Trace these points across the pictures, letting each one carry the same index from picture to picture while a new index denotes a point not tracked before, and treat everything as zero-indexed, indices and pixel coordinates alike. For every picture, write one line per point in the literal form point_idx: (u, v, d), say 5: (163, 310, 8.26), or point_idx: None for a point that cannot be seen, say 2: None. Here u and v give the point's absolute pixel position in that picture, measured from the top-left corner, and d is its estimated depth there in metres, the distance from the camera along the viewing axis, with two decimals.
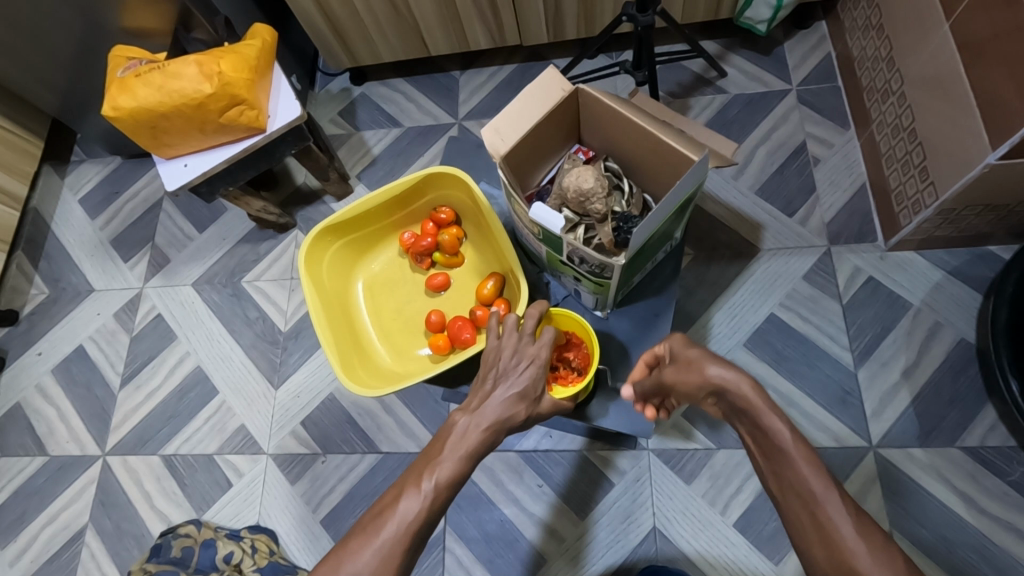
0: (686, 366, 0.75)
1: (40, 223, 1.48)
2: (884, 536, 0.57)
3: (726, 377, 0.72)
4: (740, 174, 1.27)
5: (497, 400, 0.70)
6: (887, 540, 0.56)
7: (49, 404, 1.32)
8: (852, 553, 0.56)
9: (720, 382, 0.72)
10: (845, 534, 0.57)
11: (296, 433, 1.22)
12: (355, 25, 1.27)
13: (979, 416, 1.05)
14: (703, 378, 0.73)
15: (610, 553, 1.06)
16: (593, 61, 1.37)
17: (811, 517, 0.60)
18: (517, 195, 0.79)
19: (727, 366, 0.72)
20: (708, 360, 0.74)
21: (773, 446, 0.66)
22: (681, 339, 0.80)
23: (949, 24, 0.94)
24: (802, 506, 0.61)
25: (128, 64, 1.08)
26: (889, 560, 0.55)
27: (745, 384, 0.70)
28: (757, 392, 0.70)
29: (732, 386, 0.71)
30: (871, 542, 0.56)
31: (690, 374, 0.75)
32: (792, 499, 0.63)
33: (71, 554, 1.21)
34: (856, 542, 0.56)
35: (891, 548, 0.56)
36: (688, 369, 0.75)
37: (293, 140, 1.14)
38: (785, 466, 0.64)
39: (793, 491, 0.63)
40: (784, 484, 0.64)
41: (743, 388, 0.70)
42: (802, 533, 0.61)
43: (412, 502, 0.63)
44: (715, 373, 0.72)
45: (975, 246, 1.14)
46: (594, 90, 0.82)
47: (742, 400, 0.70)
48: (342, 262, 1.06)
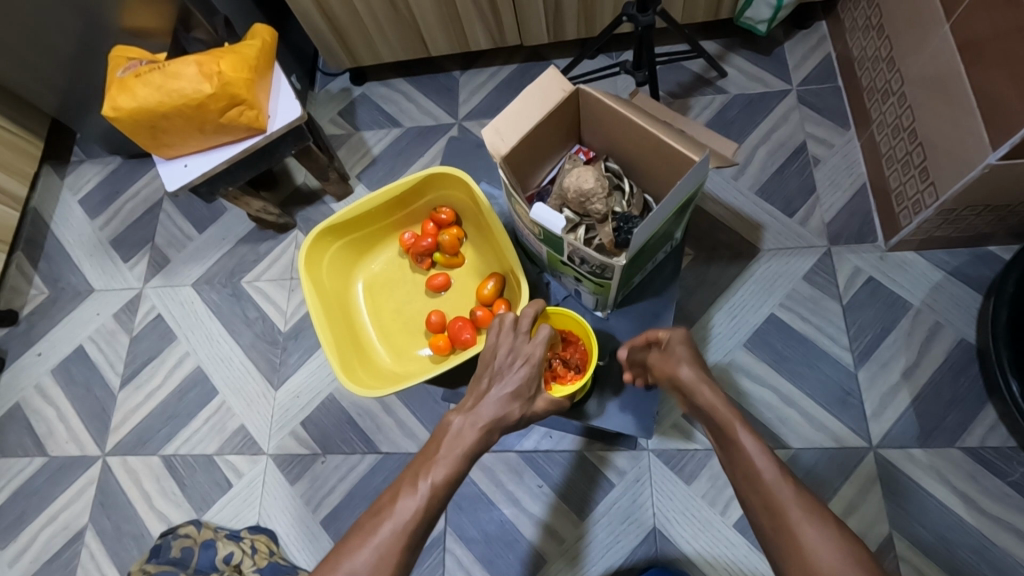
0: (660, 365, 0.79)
1: (40, 223, 1.47)
2: (826, 511, 0.59)
3: (692, 378, 0.76)
4: (740, 175, 1.27)
5: (492, 399, 0.71)
6: (827, 514, 0.59)
7: (49, 404, 1.32)
8: (795, 524, 0.59)
9: (686, 380, 0.76)
10: (790, 508, 0.60)
11: (296, 433, 1.22)
12: (355, 24, 1.26)
13: (980, 417, 1.05)
14: (672, 376, 0.77)
15: (611, 553, 1.06)
16: (593, 62, 1.37)
17: (759, 496, 0.63)
18: (518, 195, 0.79)
19: (692, 365, 0.77)
20: (681, 361, 0.78)
21: (727, 437, 0.69)
22: (684, 333, 0.81)
23: (950, 24, 0.94)
24: (751, 488, 0.64)
25: (129, 64, 1.08)
26: (829, 530, 0.57)
27: (705, 382, 0.75)
28: (715, 390, 0.74)
29: (695, 386, 0.75)
30: (816, 521, 0.58)
31: (664, 368, 0.79)
32: (747, 490, 0.65)
33: (71, 554, 1.21)
34: (799, 513, 0.59)
35: (831, 521, 0.58)
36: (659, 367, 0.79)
37: (293, 140, 1.14)
38: (740, 458, 0.66)
39: (744, 473, 0.65)
40: (738, 470, 0.67)
41: (706, 390, 0.74)
42: (754, 515, 0.64)
43: (409, 502, 0.63)
44: (684, 373, 0.76)
45: (975, 246, 1.14)
46: (594, 90, 0.82)
47: (703, 397, 0.74)
48: (342, 262, 1.06)
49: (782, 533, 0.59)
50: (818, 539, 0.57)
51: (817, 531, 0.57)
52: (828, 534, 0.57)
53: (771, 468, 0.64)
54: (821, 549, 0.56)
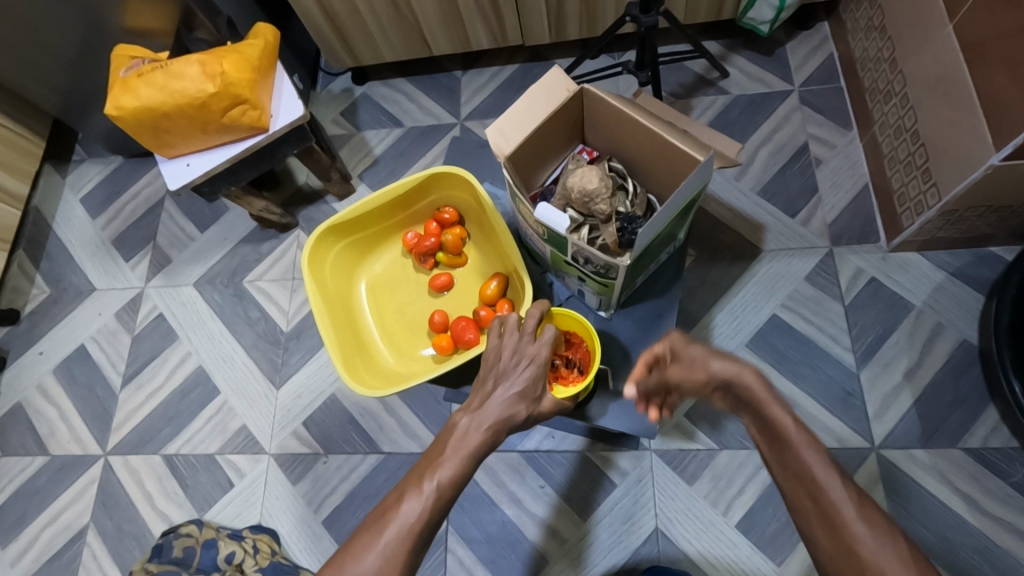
0: (688, 367, 0.73)
1: (41, 222, 1.47)
2: (892, 525, 0.54)
3: (730, 371, 0.70)
4: (742, 175, 1.27)
5: (498, 400, 0.70)
6: (893, 528, 0.54)
7: (51, 404, 1.32)
8: (858, 539, 0.53)
9: (727, 375, 0.69)
10: (852, 521, 0.54)
11: (298, 433, 1.22)
12: (357, 24, 1.26)
13: (981, 418, 1.05)
14: (708, 373, 0.71)
15: (612, 554, 1.06)
16: (595, 62, 1.37)
17: (815, 504, 0.57)
18: (522, 195, 0.79)
19: (730, 359, 0.70)
20: (713, 355, 0.71)
21: (777, 435, 0.63)
22: (681, 334, 0.76)
23: (953, 25, 0.94)
24: (805, 494, 0.58)
25: (131, 64, 1.08)
26: (898, 549, 0.52)
27: (750, 374, 0.68)
28: (762, 383, 0.67)
29: (735, 379, 0.69)
30: (877, 531, 0.53)
31: (694, 371, 0.72)
32: (794, 487, 0.60)
33: (72, 554, 1.21)
34: (859, 526, 0.54)
35: (896, 535, 0.53)
36: (692, 364, 0.72)
37: (295, 140, 1.14)
38: (788, 454, 0.61)
39: (797, 477, 0.60)
40: (789, 473, 0.61)
41: (747, 380, 0.68)
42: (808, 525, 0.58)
43: (414, 504, 0.63)
44: (719, 367, 0.70)
45: (977, 247, 1.14)
46: (599, 90, 0.82)
47: (749, 392, 0.67)
48: (345, 262, 1.06)
49: (844, 547, 0.54)
50: (882, 558, 0.52)
51: (883, 549, 0.52)
52: (896, 553, 0.52)
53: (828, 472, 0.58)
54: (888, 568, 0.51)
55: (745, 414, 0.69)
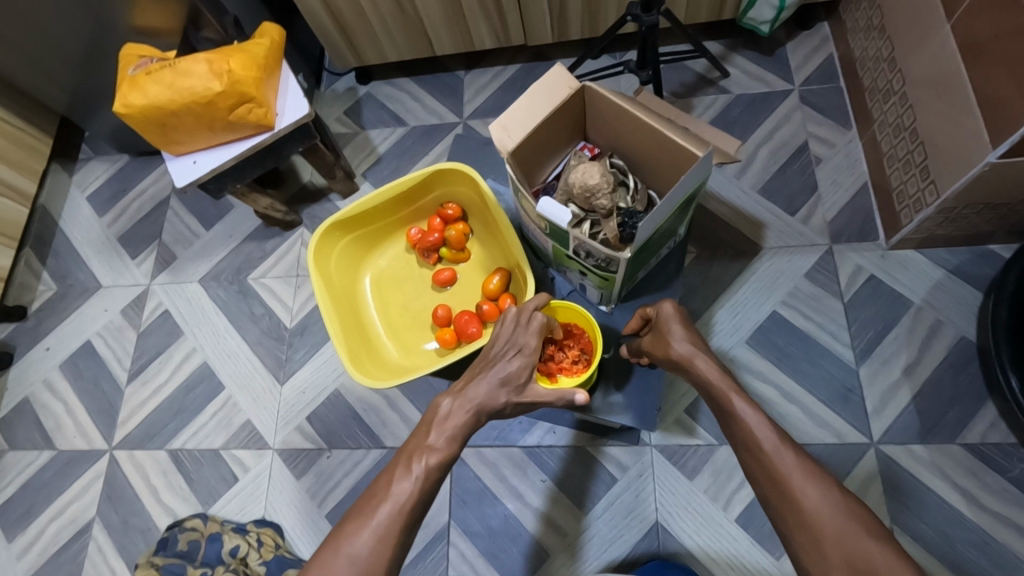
0: (657, 344, 0.83)
1: (48, 220, 1.49)
2: (822, 470, 0.66)
3: (691, 353, 0.79)
4: (743, 173, 1.28)
5: (483, 384, 0.73)
6: (821, 471, 0.65)
7: (57, 399, 1.33)
8: (795, 486, 0.64)
9: (687, 354, 0.79)
10: (790, 470, 0.66)
11: (302, 428, 1.23)
12: (362, 23, 1.28)
13: (980, 413, 1.06)
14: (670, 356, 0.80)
15: (613, 548, 1.07)
16: (597, 61, 1.39)
17: (759, 462, 0.68)
18: (524, 189, 0.80)
19: (689, 343, 0.79)
20: (673, 337, 0.81)
21: (726, 408, 0.73)
22: (672, 306, 0.83)
23: (951, 25, 0.95)
24: (749, 453, 0.70)
25: (139, 62, 1.09)
26: (826, 489, 0.64)
27: (704, 357, 0.78)
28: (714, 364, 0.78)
29: (689, 361, 0.78)
30: (808, 475, 0.65)
31: (659, 349, 0.82)
32: (744, 452, 0.70)
33: (78, 547, 1.22)
34: (796, 475, 0.65)
35: (825, 480, 0.64)
36: (658, 348, 0.82)
37: (300, 138, 1.15)
38: (737, 424, 0.71)
39: (742, 439, 0.71)
40: (737, 438, 0.72)
41: (702, 363, 0.77)
42: (754, 478, 0.69)
43: (403, 484, 0.65)
44: (679, 350, 0.79)
45: (975, 245, 1.15)
46: (601, 87, 0.84)
47: (702, 373, 0.77)
48: (350, 256, 1.07)
49: (782, 493, 0.65)
50: (816, 498, 0.63)
51: (816, 491, 0.63)
52: (827, 494, 0.63)
53: (766, 428, 0.69)
54: (826, 509, 0.62)
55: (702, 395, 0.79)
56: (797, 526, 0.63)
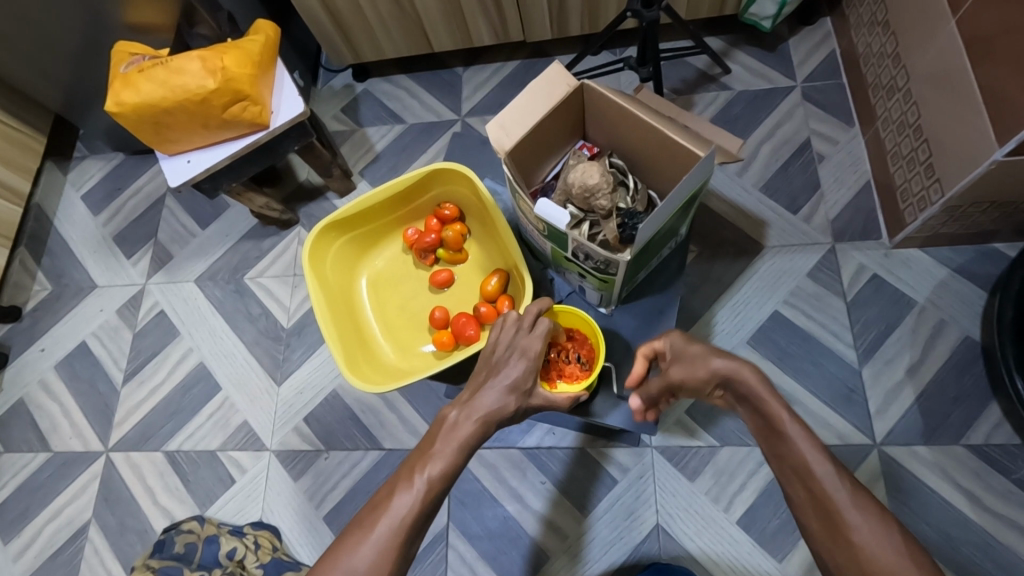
0: (690, 365, 0.77)
1: (43, 219, 1.47)
2: (877, 505, 0.61)
3: (732, 366, 0.75)
4: (744, 171, 1.26)
5: (490, 393, 0.71)
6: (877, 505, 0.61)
7: (53, 400, 1.32)
8: (847, 518, 0.60)
9: (728, 369, 0.75)
10: (841, 501, 0.61)
11: (299, 429, 1.22)
12: (359, 20, 1.26)
13: (984, 414, 1.05)
14: (712, 370, 0.76)
15: (613, 550, 1.06)
16: (597, 58, 1.37)
17: (807, 490, 0.64)
18: (522, 190, 0.78)
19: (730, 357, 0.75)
20: (713, 352, 0.76)
21: (774, 427, 0.69)
22: (680, 336, 0.81)
23: (957, 20, 0.93)
24: (797, 479, 0.66)
25: (132, 59, 1.07)
26: (882, 527, 0.59)
27: (750, 371, 0.73)
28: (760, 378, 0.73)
29: (734, 374, 0.74)
30: (861, 507, 0.61)
31: (696, 368, 0.77)
32: (792, 478, 0.67)
33: (75, 549, 1.21)
34: (847, 507, 0.61)
35: (881, 513, 0.60)
36: (694, 365, 0.77)
37: (296, 136, 1.14)
38: (785, 445, 0.68)
39: (790, 462, 0.67)
40: (783, 461, 0.68)
41: (748, 377, 0.73)
42: (800, 505, 0.66)
43: (405, 498, 0.63)
44: (720, 365, 0.75)
45: (980, 243, 1.14)
46: (600, 85, 0.82)
47: (748, 387, 0.73)
48: (347, 257, 1.06)
49: (833, 526, 0.61)
50: (868, 534, 0.59)
51: (869, 526, 0.59)
52: (885, 534, 0.59)
53: (818, 453, 0.65)
54: (883, 549, 0.58)
55: (748, 413, 0.75)
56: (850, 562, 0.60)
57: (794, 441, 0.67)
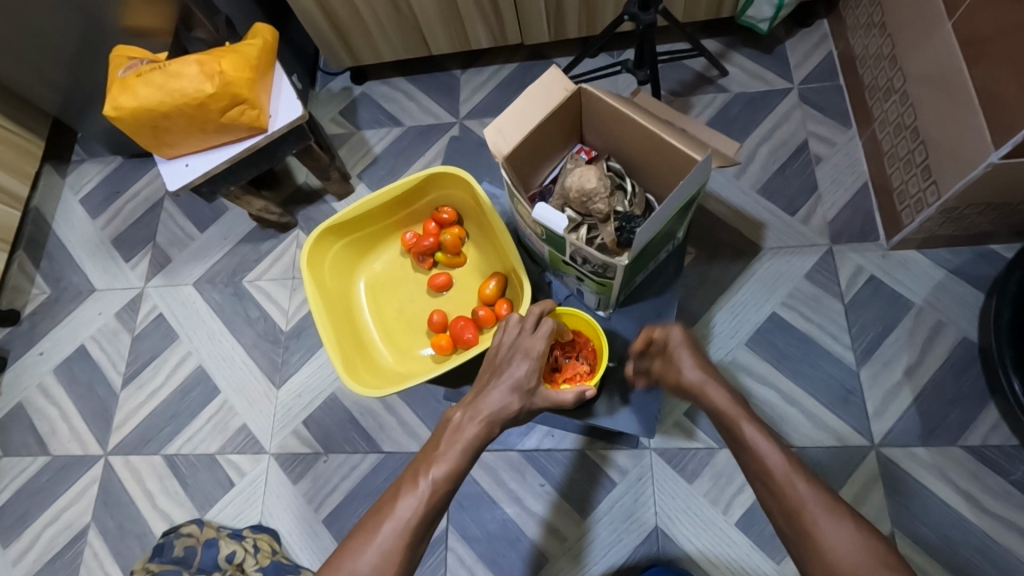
0: (671, 367, 0.84)
1: (41, 222, 1.47)
2: (840, 503, 0.66)
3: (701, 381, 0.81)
4: (742, 173, 1.26)
5: (493, 393, 0.72)
6: (839, 505, 0.66)
7: (52, 404, 1.32)
8: (809, 518, 0.66)
9: (699, 382, 0.81)
10: (807, 504, 0.66)
11: (298, 432, 1.22)
12: (356, 23, 1.26)
13: (982, 415, 1.05)
14: (682, 382, 0.82)
15: (613, 552, 1.07)
16: (595, 61, 1.37)
17: (773, 494, 0.69)
18: (520, 194, 0.79)
19: (704, 371, 0.81)
20: (689, 365, 0.82)
21: (737, 437, 0.75)
22: (681, 333, 0.85)
23: (953, 23, 0.93)
24: (761, 482, 0.71)
25: (129, 64, 1.08)
26: (841, 522, 0.64)
27: (714, 388, 0.79)
28: (725, 391, 0.79)
29: (703, 389, 0.80)
30: (825, 508, 0.66)
31: (672, 376, 0.84)
32: (758, 485, 0.71)
33: (74, 553, 1.21)
34: (813, 509, 0.66)
35: (844, 514, 0.65)
36: (671, 375, 0.84)
37: (294, 139, 1.14)
38: (746, 454, 0.73)
39: (755, 469, 0.72)
40: (749, 468, 0.73)
41: (714, 389, 0.79)
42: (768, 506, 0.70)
43: (409, 500, 0.64)
44: (694, 377, 0.81)
45: (977, 244, 1.14)
46: (597, 90, 0.82)
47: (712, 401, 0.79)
48: (346, 261, 1.06)
49: (801, 526, 0.66)
50: (832, 532, 0.64)
51: (831, 523, 0.64)
52: (844, 528, 0.64)
53: (779, 459, 0.70)
54: (844, 543, 0.63)
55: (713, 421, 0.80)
56: (814, 557, 0.64)
57: (754, 447, 0.72)
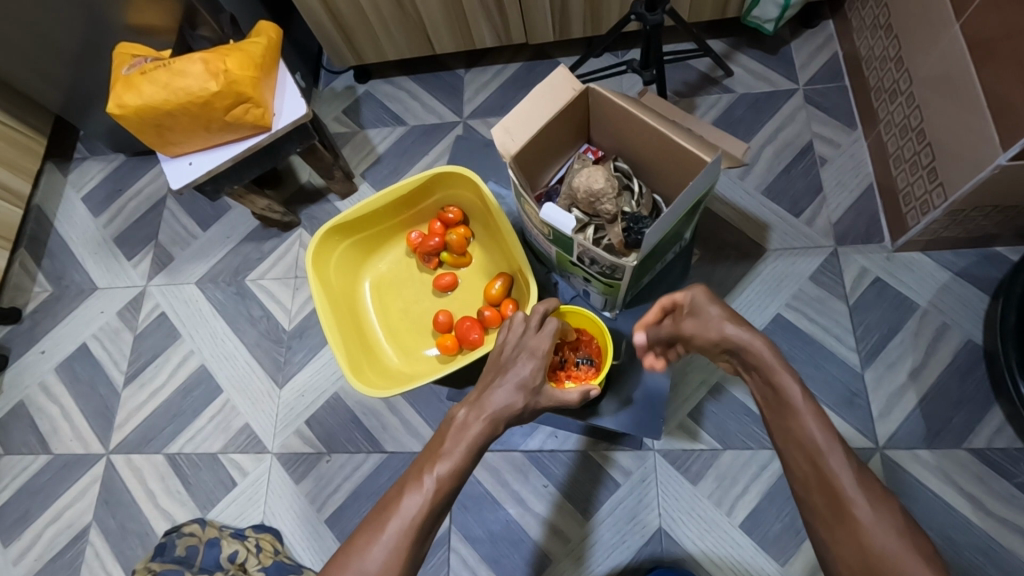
0: (702, 326, 0.78)
1: (44, 220, 1.47)
2: (882, 487, 0.61)
3: (744, 336, 0.75)
4: (747, 174, 1.26)
5: (499, 391, 0.71)
6: (883, 490, 0.60)
7: (53, 402, 1.32)
8: (847, 495, 0.60)
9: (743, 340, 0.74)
10: (846, 483, 0.61)
11: (301, 432, 1.22)
12: (360, 21, 1.26)
13: (986, 418, 1.05)
14: (723, 337, 0.76)
15: (617, 553, 1.06)
16: (599, 60, 1.37)
17: (811, 464, 0.64)
18: (527, 194, 0.78)
19: (744, 327, 0.75)
20: (729, 319, 0.76)
21: (780, 398, 0.69)
22: (704, 290, 0.80)
23: (960, 24, 0.93)
24: (800, 451, 0.65)
25: (134, 61, 1.07)
26: (884, 510, 0.59)
27: (762, 345, 0.73)
28: (771, 350, 0.73)
29: (748, 345, 0.74)
30: (863, 486, 0.61)
31: (708, 331, 0.77)
32: (794, 450, 0.66)
33: (76, 552, 1.21)
34: (851, 486, 0.61)
35: (887, 499, 0.60)
36: (708, 327, 0.77)
37: (298, 138, 1.14)
38: (789, 416, 0.67)
39: (794, 435, 0.66)
40: (786, 435, 0.68)
41: (760, 348, 0.73)
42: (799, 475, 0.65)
43: (414, 498, 0.63)
44: (734, 332, 0.75)
45: (982, 247, 1.14)
46: (605, 90, 0.82)
47: (759, 359, 0.73)
48: (350, 260, 1.06)
49: (835, 503, 0.61)
50: (869, 515, 0.58)
51: (870, 507, 0.59)
52: (886, 514, 0.58)
53: (825, 431, 0.64)
54: (882, 529, 0.57)
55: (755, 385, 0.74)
56: (842, 535, 0.59)
57: (798, 415, 0.67)
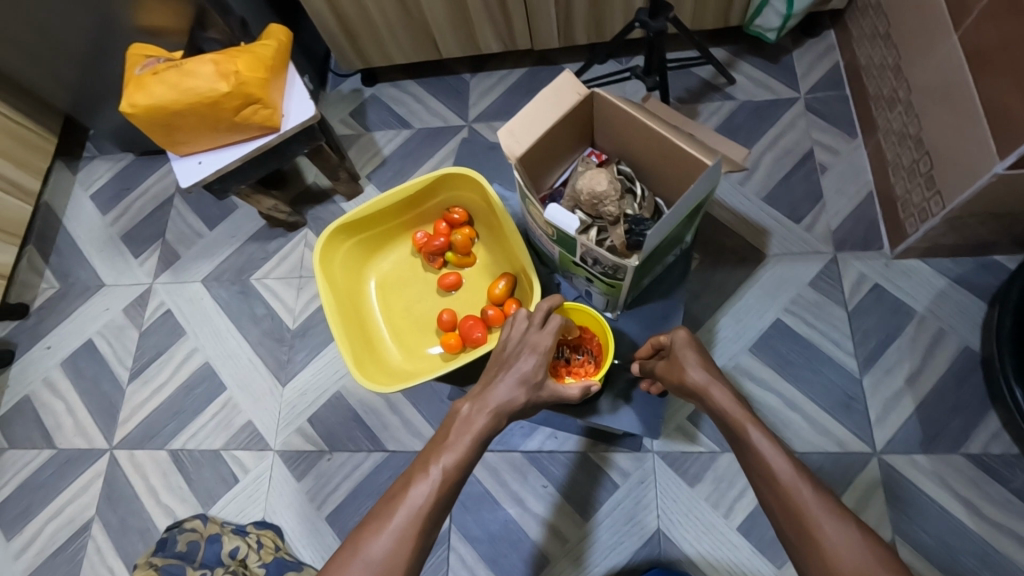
0: (673, 367, 0.82)
1: (52, 218, 1.49)
2: (844, 508, 0.63)
3: (706, 381, 0.79)
4: (747, 180, 1.28)
5: (501, 386, 0.72)
6: (843, 509, 0.63)
7: (58, 398, 1.33)
8: (811, 519, 0.63)
9: (701, 384, 0.79)
10: (810, 509, 0.63)
11: (302, 429, 1.23)
12: (368, 25, 1.28)
13: (983, 424, 1.06)
14: (683, 381, 0.80)
15: (616, 554, 1.07)
16: (603, 66, 1.39)
17: (774, 493, 0.67)
18: (532, 195, 0.80)
19: (704, 369, 0.80)
20: (689, 363, 0.81)
21: (739, 436, 0.73)
22: (685, 334, 0.84)
23: (958, 35, 0.95)
24: (765, 485, 0.68)
25: (146, 62, 1.09)
26: (847, 527, 0.61)
27: (719, 387, 0.78)
28: (728, 392, 0.78)
29: (704, 390, 0.79)
30: (823, 507, 0.63)
31: (673, 372, 0.82)
32: (759, 483, 0.69)
33: (77, 547, 1.22)
34: (813, 508, 0.63)
35: (849, 518, 0.62)
36: (673, 370, 0.82)
37: (305, 139, 1.15)
38: (748, 453, 0.71)
39: (756, 469, 0.70)
40: (751, 468, 0.71)
41: (718, 393, 0.78)
42: (769, 507, 0.68)
43: (421, 487, 0.64)
44: (694, 375, 0.80)
45: (979, 254, 1.15)
46: (609, 94, 0.83)
47: (716, 404, 0.77)
48: (355, 259, 1.07)
49: (801, 531, 0.63)
50: (835, 534, 0.61)
51: (832, 527, 0.61)
52: (849, 531, 0.61)
53: (783, 462, 0.68)
54: (844, 547, 0.60)
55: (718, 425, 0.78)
56: (812, 558, 0.61)
57: (756, 447, 0.70)
